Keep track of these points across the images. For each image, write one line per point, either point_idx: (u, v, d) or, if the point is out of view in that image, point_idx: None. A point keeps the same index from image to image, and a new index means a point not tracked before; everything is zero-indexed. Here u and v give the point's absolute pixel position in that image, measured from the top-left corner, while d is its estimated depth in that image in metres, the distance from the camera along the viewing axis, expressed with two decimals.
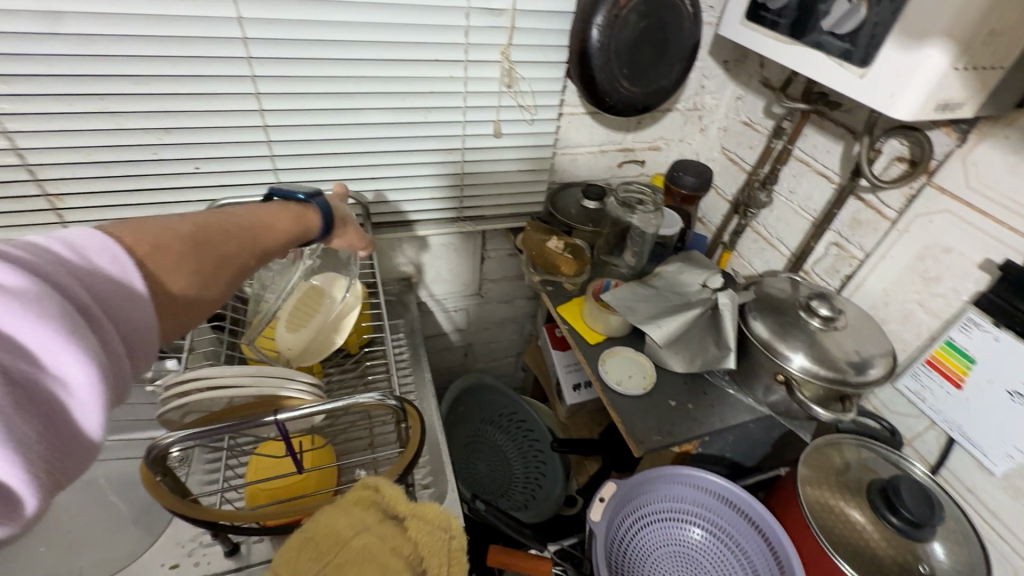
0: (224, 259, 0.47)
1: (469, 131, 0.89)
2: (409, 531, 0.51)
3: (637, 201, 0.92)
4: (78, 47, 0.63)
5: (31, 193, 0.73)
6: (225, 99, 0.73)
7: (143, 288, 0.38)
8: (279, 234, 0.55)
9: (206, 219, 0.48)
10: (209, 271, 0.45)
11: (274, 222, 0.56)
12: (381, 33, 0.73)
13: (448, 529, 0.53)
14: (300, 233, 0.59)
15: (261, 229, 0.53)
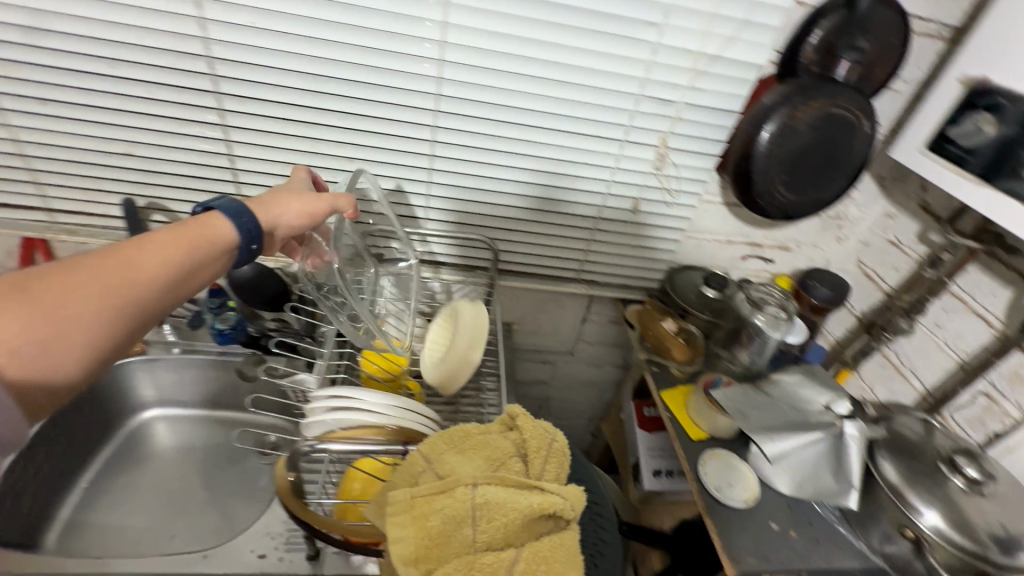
0: (122, 304, 0.49)
1: (608, 203, 0.92)
2: (524, 434, 0.61)
3: (766, 302, 0.87)
4: (305, 83, 0.74)
5: (227, 191, 0.85)
6: (405, 140, 0.82)
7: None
8: (173, 263, 0.53)
9: (33, 278, 0.45)
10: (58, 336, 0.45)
11: (172, 256, 0.53)
12: (555, 106, 0.79)
13: (553, 436, 0.62)
14: (206, 251, 0.56)
15: (146, 269, 0.51)
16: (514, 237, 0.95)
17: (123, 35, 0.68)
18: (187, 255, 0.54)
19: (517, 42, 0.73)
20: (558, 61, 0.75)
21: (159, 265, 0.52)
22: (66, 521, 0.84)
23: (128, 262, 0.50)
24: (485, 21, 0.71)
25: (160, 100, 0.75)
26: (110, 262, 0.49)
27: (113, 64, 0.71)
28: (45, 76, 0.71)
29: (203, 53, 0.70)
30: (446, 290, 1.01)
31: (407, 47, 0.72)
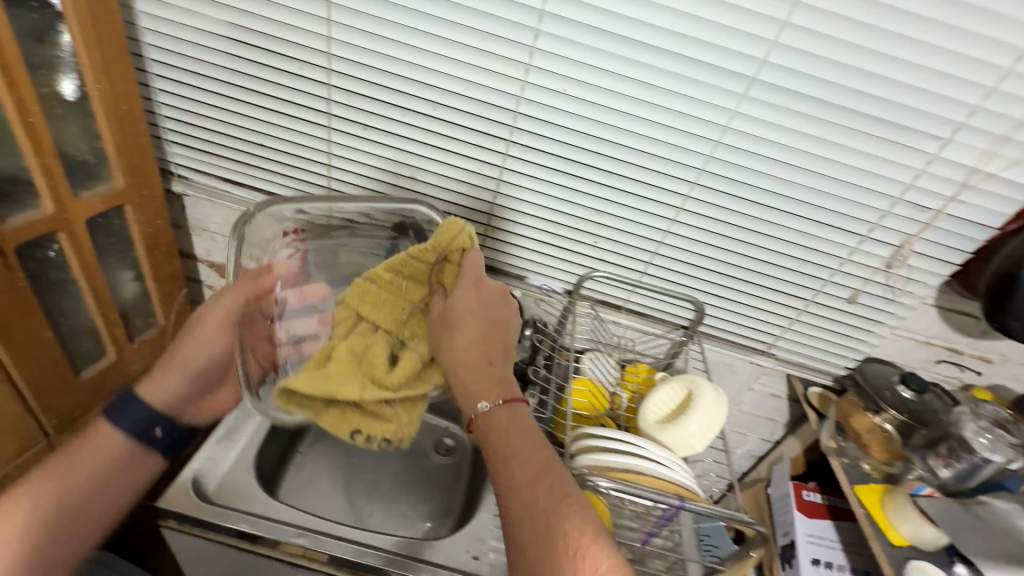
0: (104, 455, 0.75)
1: (825, 288, 0.94)
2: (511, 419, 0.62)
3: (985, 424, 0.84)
4: (586, 142, 0.85)
5: (479, 219, 0.97)
6: (653, 203, 0.89)
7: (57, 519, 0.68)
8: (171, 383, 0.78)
9: (68, 460, 0.72)
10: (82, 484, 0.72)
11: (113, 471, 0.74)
12: (807, 194, 0.84)
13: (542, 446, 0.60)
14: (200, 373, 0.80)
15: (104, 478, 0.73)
16: (720, 303, 1.00)
17: (456, 86, 0.82)
18: (116, 454, 0.75)
19: (794, 135, 0.79)
20: (828, 156, 0.80)
21: (110, 446, 0.75)
22: (292, 477, 0.96)
23: (95, 443, 0.74)
24: (771, 114, 0.77)
25: (459, 139, 0.88)
26: (99, 454, 0.74)
27: (436, 107, 0.85)
28: (381, 109, 0.87)
29: (513, 108, 0.83)
30: (637, 336, 1.07)
31: (691, 126, 0.80)
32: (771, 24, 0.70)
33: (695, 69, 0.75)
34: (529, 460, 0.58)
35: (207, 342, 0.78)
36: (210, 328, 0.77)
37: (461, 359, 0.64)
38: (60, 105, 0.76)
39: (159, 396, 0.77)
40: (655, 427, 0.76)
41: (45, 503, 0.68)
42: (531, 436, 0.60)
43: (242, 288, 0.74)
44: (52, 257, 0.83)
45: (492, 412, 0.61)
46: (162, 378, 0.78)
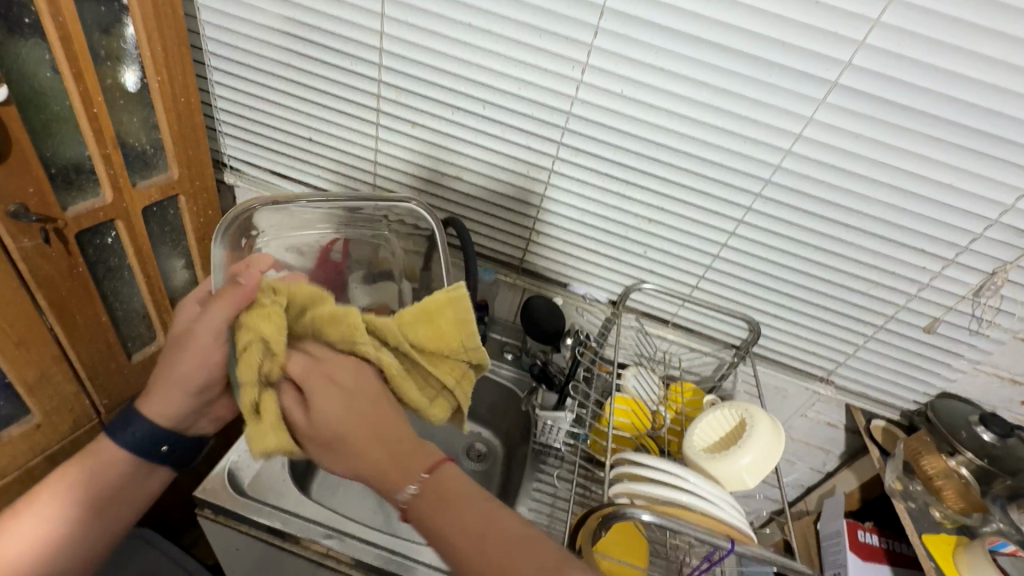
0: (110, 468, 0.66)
1: (899, 315, 0.86)
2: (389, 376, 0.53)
3: None
4: (641, 146, 0.80)
5: (524, 223, 0.94)
6: (711, 214, 0.84)
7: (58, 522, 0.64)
8: (171, 398, 0.63)
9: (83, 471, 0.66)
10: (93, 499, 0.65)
11: (122, 483, 0.67)
12: (887, 213, 0.77)
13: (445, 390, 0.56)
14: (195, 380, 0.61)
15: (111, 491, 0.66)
16: (777, 323, 0.93)
17: (507, 84, 0.79)
18: (119, 469, 0.66)
19: (877, 147, 0.71)
20: (916, 171, 0.72)
21: (114, 467, 0.66)
22: (326, 474, 0.97)
23: (94, 465, 0.66)
24: (853, 123, 0.70)
25: (509, 140, 0.85)
26: (100, 466, 0.66)
27: (486, 106, 0.82)
28: (429, 106, 0.85)
29: (566, 109, 0.79)
30: (683, 353, 1.02)
31: (761, 134, 0.74)
32: (860, 24, 0.63)
33: (770, 72, 0.69)
34: (455, 514, 0.43)
35: (188, 352, 0.59)
36: (198, 336, 0.57)
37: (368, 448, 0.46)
38: (122, 96, 0.78)
39: (157, 415, 0.64)
40: (705, 458, 0.71)
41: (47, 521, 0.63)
42: (451, 480, 0.45)
43: (225, 299, 0.52)
44: (110, 243, 0.86)
45: (422, 484, 0.44)
46: (160, 397, 0.63)
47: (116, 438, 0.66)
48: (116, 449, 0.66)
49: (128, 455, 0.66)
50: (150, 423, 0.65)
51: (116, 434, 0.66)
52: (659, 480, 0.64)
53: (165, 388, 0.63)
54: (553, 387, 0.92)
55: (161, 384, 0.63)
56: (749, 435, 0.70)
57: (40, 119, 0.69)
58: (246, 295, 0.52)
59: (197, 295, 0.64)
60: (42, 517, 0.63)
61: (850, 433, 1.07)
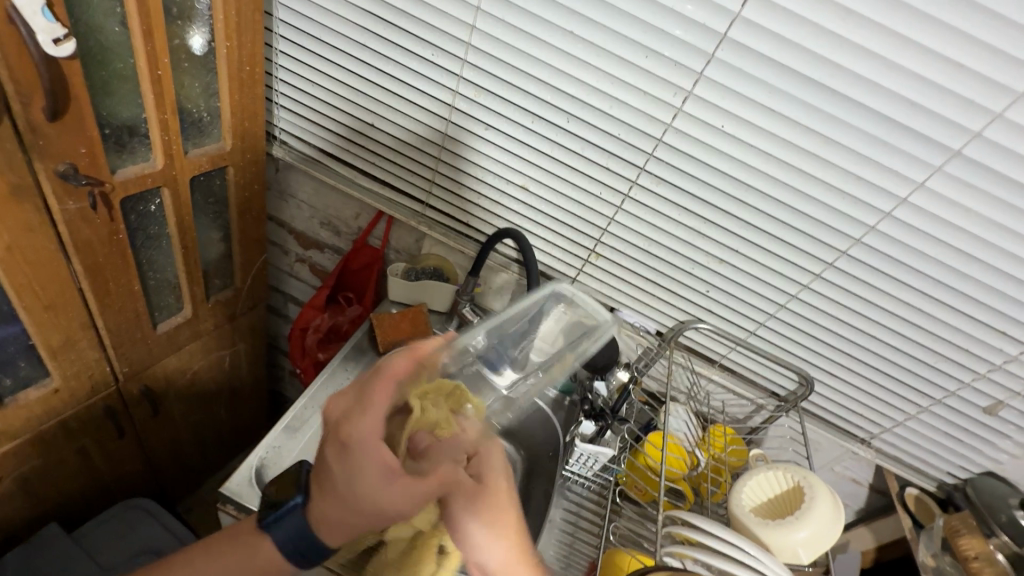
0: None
1: (961, 391, 0.83)
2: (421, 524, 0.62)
3: None
4: (730, 187, 0.75)
5: (584, 244, 0.89)
6: (787, 264, 0.80)
7: None
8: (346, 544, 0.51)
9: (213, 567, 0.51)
10: None
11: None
12: (977, 290, 0.73)
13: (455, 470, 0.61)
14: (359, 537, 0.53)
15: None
16: (829, 380, 0.90)
17: (598, 100, 0.74)
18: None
19: (983, 223, 0.67)
20: (1018, 252, 0.68)
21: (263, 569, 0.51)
22: None
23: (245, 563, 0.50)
24: (963, 194, 0.66)
25: (587, 158, 0.80)
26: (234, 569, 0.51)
27: (570, 119, 0.77)
28: (508, 111, 0.80)
29: (656, 136, 0.74)
30: (723, 395, 0.99)
31: (862, 192, 0.70)
32: (1001, 94, 0.59)
33: (889, 130, 0.64)
34: (504, 522, 0.53)
35: (377, 512, 0.47)
36: (392, 502, 0.47)
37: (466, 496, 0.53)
38: (187, 59, 0.72)
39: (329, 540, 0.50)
40: (753, 519, 0.68)
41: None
42: (495, 493, 0.54)
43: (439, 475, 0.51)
44: (153, 211, 0.81)
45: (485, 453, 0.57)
46: (333, 528, 0.49)
47: (272, 536, 0.50)
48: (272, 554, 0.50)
49: (287, 567, 0.51)
50: (313, 542, 0.49)
51: (273, 527, 0.50)
52: (713, 544, 0.61)
53: (338, 530, 0.49)
54: (597, 419, 0.86)
55: (330, 508, 0.48)
56: (806, 501, 0.68)
57: (101, 75, 0.64)
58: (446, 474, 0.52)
59: (378, 425, 0.47)
60: None
61: (875, 492, 1.06)
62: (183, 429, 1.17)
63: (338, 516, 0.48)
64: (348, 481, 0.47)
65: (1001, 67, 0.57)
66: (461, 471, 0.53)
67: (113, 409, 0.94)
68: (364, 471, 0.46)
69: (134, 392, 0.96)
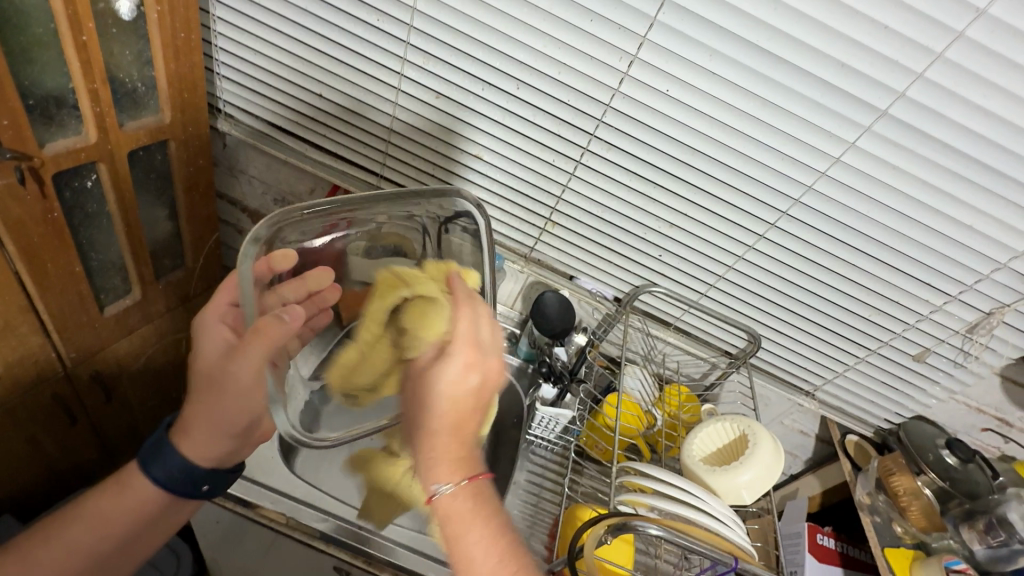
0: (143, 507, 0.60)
1: (893, 342, 0.89)
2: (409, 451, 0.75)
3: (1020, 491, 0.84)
4: (677, 151, 0.77)
5: (539, 213, 0.91)
6: (733, 226, 0.83)
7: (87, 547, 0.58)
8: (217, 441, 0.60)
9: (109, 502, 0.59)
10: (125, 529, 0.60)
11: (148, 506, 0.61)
12: (904, 245, 0.78)
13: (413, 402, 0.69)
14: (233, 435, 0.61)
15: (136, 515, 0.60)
16: (775, 337, 0.95)
17: (547, 66, 0.74)
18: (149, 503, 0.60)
19: (909, 180, 0.71)
20: (940, 208, 0.73)
21: (144, 500, 0.60)
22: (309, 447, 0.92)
23: (125, 502, 0.60)
24: (891, 153, 0.70)
25: (538, 125, 0.80)
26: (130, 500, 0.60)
27: (520, 86, 0.77)
28: (458, 78, 0.79)
29: (605, 101, 0.75)
30: (678, 356, 1.02)
31: (799, 153, 0.73)
32: (923, 55, 0.62)
33: (823, 92, 0.67)
34: (443, 426, 0.49)
35: (230, 394, 0.57)
36: (237, 372, 0.55)
37: (445, 359, 0.50)
38: (115, 24, 0.69)
39: (195, 455, 0.60)
40: (703, 468, 0.72)
41: (87, 546, 0.58)
42: (448, 382, 0.50)
43: (268, 332, 0.53)
44: (90, 187, 0.78)
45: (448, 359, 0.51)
46: (195, 435, 0.59)
47: (148, 471, 0.60)
48: (149, 486, 0.60)
49: (163, 492, 0.61)
50: (182, 460, 0.60)
51: (145, 465, 0.60)
52: (665, 491, 0.65)
53: (199, 426, 0.60)
54: (556, 382, 0.89)
55: (195, 409, 0.59)
56: (750, 449, 0.72)
57: (19, 40, 0.61)
58: (284, 336, 0.53)
59: (219, 312, 0.61)
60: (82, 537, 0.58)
61: (820, 442, 1.13)
62: (140, 415, 1.14)
63: (199, 412, 0.59)
64: (208, 364, 0.59)
65: (923, 29, 0.60)
66: (443, 348, 0.51)
67: (62, 396, 0.91)
68: (210, 357, 0.59)
69: (84, 378, 0.94)
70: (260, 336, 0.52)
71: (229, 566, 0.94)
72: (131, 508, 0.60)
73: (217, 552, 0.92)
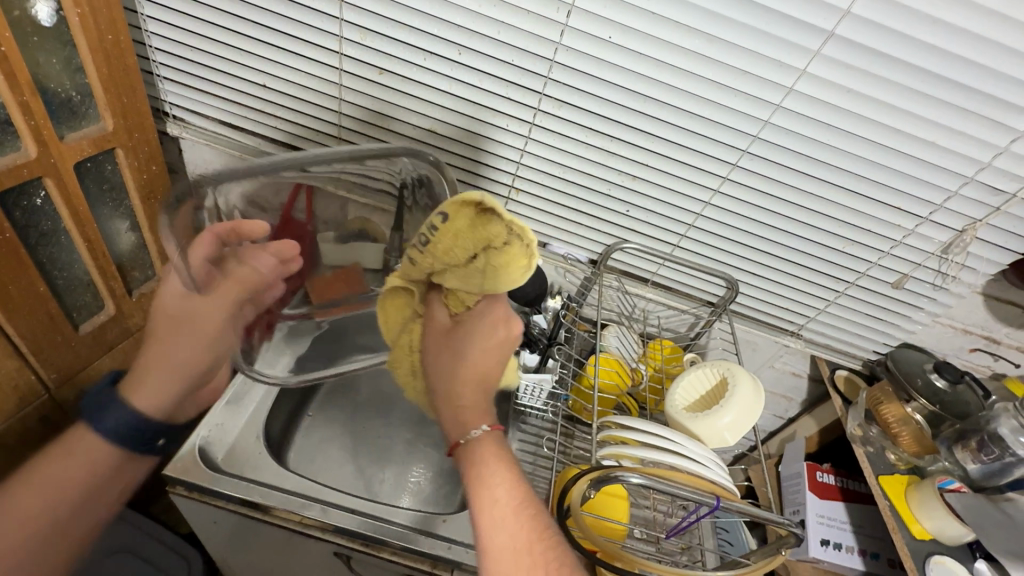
0: (83, 477, 0.62)
1: (870, 271, 0.88)
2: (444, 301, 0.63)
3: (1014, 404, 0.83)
4: (628, 100, 0.76)
5: (502, 180, 0.89)
6: (695, 171, 0.81)
7: (39, 522, 0.59)
8: (167, 398, 0.67)
9: (49, 469, 0.61)
10: (67, 493, 0.61)
11: (90, 465, 0.63)
12: (870, 170, 0.76)
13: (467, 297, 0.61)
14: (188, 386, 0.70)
15: (78, 479, 0.62)
16: (752, 280, 0.94)
17: (486, 27, 0.72)
18: (95, 461, 0.64)
19: (867, 103, 0.70)
20: (901, 127, 0.71)
21: (93, 457, 0.63)
22: (301, 441, 0.93)
23: (79, 458, 0.63)
24: (844, 76, 0.68)
25: (486, 89, 0.79)
26: (68, 461, 0.62)
27: (462, 51, 0.75)
28: (399, 50, 0.77)
29: (549, 57, 0.73)
30: (660, 311, 1.02)
31: (753, 88, 0.71)
32: None
33: (767, 20, 0.65)
34: (509, 533, 0.52)
35: (188, 330, 0.65)
36: (201, 318, 0.63)
37: (483, 470, 0.56)
38: (35, 31, 0.68)
39: (150, 406, 0.66)
40: (685, 415, 0.72)
41: (37, 514, 0.59)
42: (495, 494, 0.54)
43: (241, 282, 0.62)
44: (40, 204, 0.77)
45: (479, 439, 0.58)
46: (155, 388, 0.66)
47: (95, 425, 0.64)
48: (96, 441, 0.64)
49: (112, 450, 0.64)
50: (134, 410, 0.65)
51: (94, 422, 0.64)
52: (646, 442, 0.65)
53: (161, 381, 0.67)
54: (535, 349, 0.89)
55: (152, 365, 0.66)
56: (729, 392, 0.72)
57: None
58: (258, 282, 0.63)
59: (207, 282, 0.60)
60: (25, 511, 0.59)
61: (813, 381, 1.12)
62: None
63: (156, 363, 0.66)
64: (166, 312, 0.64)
65: None
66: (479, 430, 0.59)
67: (52, 420, 0.91)
68: (168, 302, 0.64)
69: (70, 400, 0.93)
70: (239, 283, 0.62)
71: (238, 568, 0.94)
72: (80, 476, 0.62)
73: (226, 554, 0.93)
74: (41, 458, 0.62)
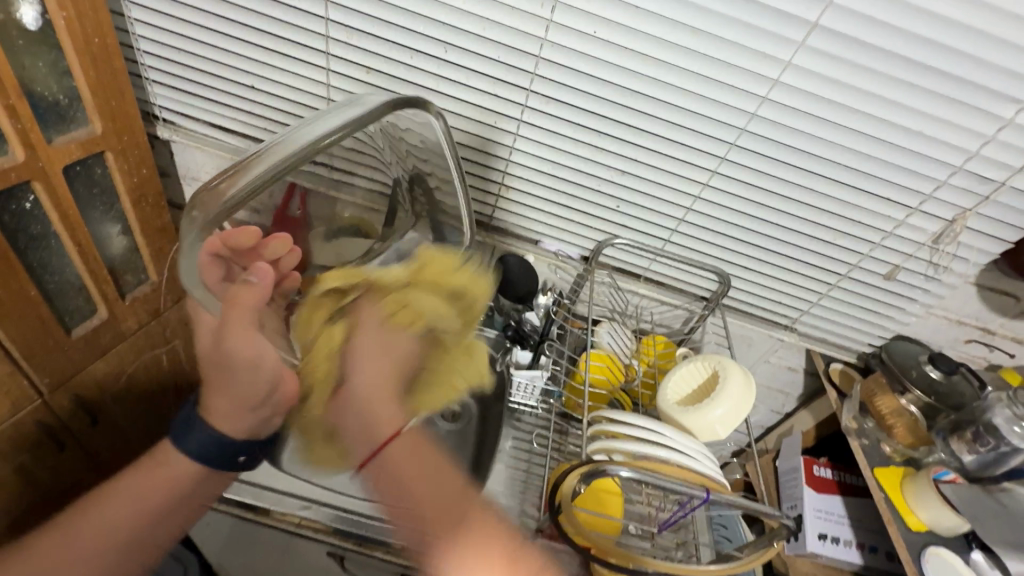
0: (165, 492, 0.62)
1: (861, 263, 0.88)
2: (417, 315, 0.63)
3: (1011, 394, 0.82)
4: (615, 96, 0.76)
5: (492, 178, 0.89)
6: (684, 165, 0.81)
7: (118, 535, 0.60)
8: (234, 423, 0.64)
9: (134, 483, 0.62)
10: (150, 507, 0.62)
11: (170, 480, 0.63)
12: (858, 161, 0.76)
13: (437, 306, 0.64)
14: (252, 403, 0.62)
15: (161, 494, 0.62)
16: (744, 274, 0.94)
17: (471, 24, 0.73)
18: (177, 479, 0.63)
19: (852, 93, 0.70)
20: (887, 118, 0.71)
21: (176, 474, 0.63)
22: None
23: (160, 474, 0.63)
24: (828, 68, 0.68)
25: (473, 87, 0.79)
26: (149, 478, 0.62)
27: (448, 49, 0.76)
28: (386, 49, 0.77)
29: (534, 53, 0.74)
30: (653, 307, 1.02)
31: (738, 81, 0.71)
32: None
33: (749, 12, 0.65)
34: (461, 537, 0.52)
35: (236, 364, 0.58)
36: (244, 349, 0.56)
37: (409, 466, 0.56)
38: (21, 36, 0.69)
39: (227, 427, 0.64)
40: (676, 409, 0.72)
41: (120, 525, 0.60)
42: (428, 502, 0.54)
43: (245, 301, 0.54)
44: (30, 208, 0.77)
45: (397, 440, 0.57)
46: (221, 409, 0.63)
47: (181, 445, 0.64)
48: (182, 460, 0.64)
49: (194, 466, 0.64)
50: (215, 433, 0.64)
51: (180, 439, 0.64)
52: (635, 435, 0.66)
53: (223, 404, 0.62)
54: (528, 346, 0.91)
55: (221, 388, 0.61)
56: (720, 384, 0.72)
57: None
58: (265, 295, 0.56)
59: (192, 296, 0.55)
60: (110, 523, 0.60)
61: (808, 375, 1.12)
62: (133, 437, 1.14)
63: (225, 386, 0.61)
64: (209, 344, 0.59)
65: None
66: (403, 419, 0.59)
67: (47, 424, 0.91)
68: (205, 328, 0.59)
69: (65, 405, 0.93)
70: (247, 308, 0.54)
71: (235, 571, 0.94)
72: (162, 488, 0.62)
73: (223, 557, 0.93)
74: (130, 469, 0.63)
